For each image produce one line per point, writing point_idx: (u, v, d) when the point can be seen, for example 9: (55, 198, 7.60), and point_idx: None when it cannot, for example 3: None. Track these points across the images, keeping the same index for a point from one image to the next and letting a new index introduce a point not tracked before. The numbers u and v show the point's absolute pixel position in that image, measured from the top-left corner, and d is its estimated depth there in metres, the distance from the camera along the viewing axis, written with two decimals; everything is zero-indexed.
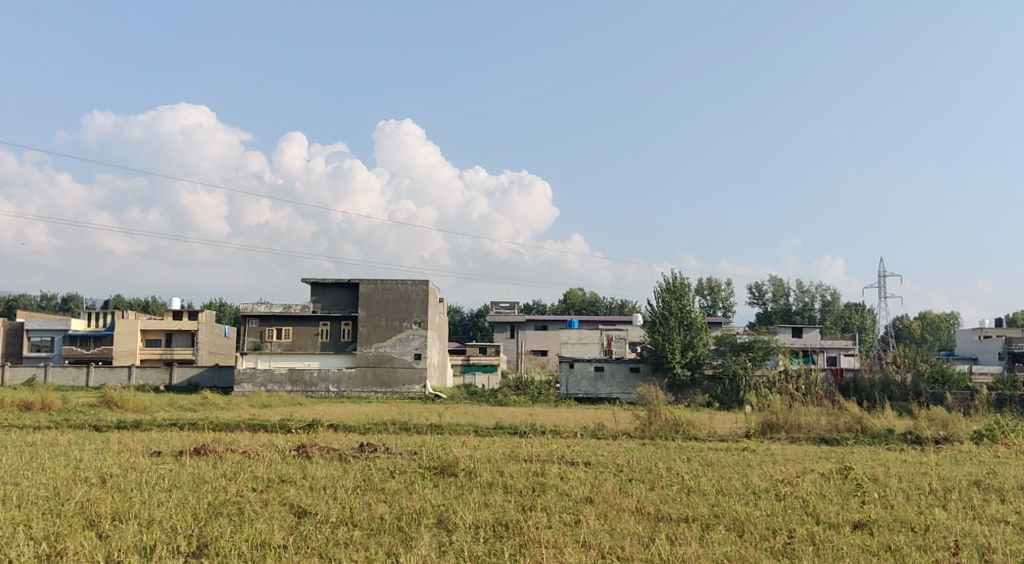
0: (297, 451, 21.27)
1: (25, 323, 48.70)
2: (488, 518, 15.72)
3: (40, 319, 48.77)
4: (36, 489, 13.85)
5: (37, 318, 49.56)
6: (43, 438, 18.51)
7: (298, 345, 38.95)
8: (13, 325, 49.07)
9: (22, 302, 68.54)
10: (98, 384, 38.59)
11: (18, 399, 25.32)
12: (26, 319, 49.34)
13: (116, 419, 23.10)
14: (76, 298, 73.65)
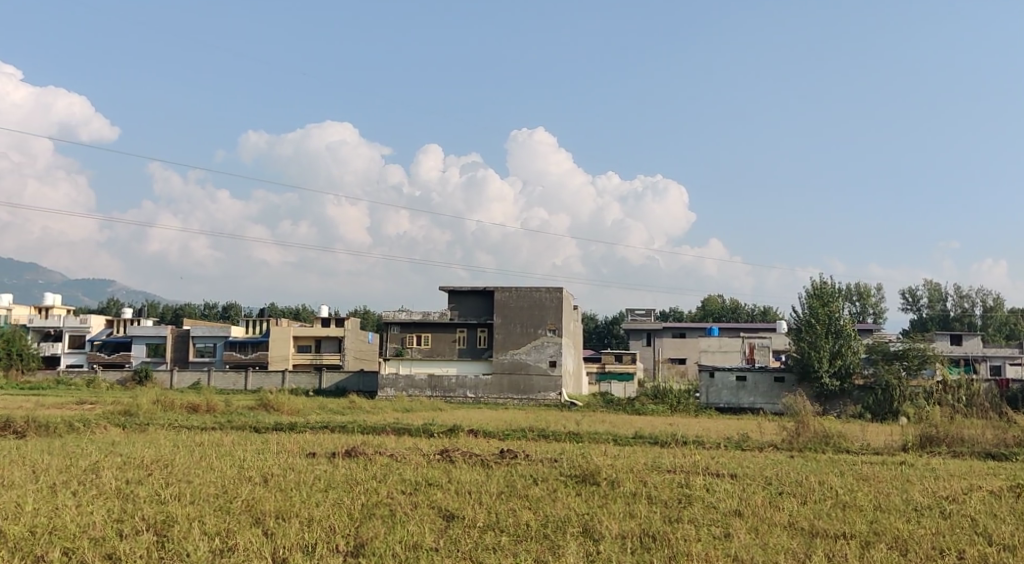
0: (441, 455, 21.54)
1: (190, 330, 50.93)
2: (635, 529, 15.52)
3: (202, 325, 51.15)
4: (205, 486, 14.42)
5: (200, 325, 51.85)
6: (210, 438, 19.38)
7: (436, 351, 39.55)
8: (180, 332, 51.18)
9: (186, 309, 72.04)
10: (254, 388, 40.12)
11: (185, 401, 26.61)
12: (189, 327, 51.71)
13: (272, 421, 23.98)
14: (233, 304, 76.78)
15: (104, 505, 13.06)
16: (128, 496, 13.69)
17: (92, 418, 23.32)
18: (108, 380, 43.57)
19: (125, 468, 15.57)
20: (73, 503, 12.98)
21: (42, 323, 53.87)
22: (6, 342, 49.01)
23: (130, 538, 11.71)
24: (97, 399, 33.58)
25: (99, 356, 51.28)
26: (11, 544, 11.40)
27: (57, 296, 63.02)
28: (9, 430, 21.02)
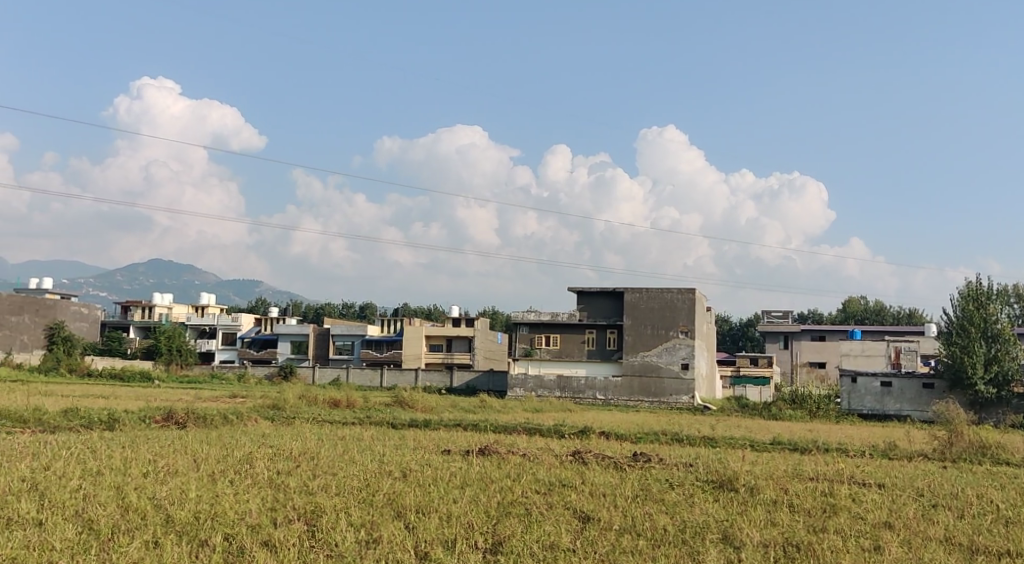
0: (573, 456, 21.30)
1: (330, 328, 52.35)
2: (777, 537, 14.93)
3: (342, 324, 52.63)
4: (349, 479, 14.65)
5: (339, 324, 53.32)
6: (351, 433, 19.77)
7: (565, 352, 39.38)
8: (320, 329, 52.70)
9: (325, 307, 74.17)
10: (389, 386, 40.78)
11: (326, 396, 27.26)
12: (330, 326, 53.13)
13: (408, 418, 24.32)
14: (370, 304, 78.58)
15: (257, 493, 13.36)
16: (279, 486, 13.97)
17: (243, 411, 24.10)
18: (255, 375, 45.23)
19: (274, 459, 15.94)
20: (231, 491, 13.33)
21: (197, 320, 56.40)
22: (166, 339, 51.93)
23: (283, 527, 11.91)
24: (247, 393, 34.80)
25: (247, 352, 53.24)
26: (177, 528, 11.72)
27: (212, 295, 65.91)
28: (169, 421, 21.93)
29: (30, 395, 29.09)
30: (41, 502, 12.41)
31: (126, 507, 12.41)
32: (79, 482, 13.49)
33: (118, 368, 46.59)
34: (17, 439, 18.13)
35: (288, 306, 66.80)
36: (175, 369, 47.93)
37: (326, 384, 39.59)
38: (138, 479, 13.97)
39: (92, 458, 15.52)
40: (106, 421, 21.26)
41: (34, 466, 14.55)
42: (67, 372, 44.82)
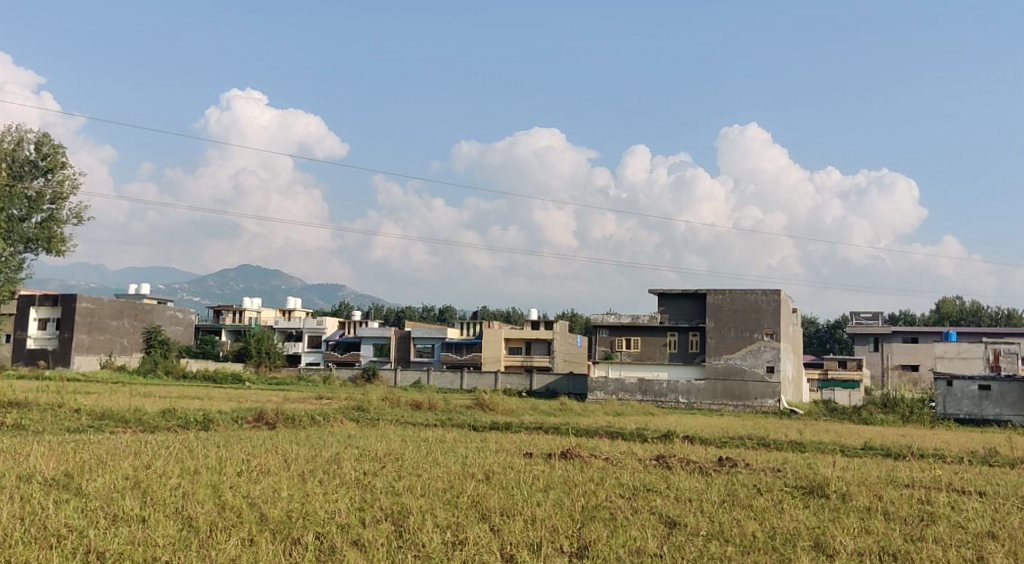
0: (657, 461, 20.90)
1: (411, 331, 52.71)
2: (873, 546, 14.34)
3: (422, 327, 53.00)
4: (434, 481, 14.60)
5: (419, 327, 53.66)
6: (435, 435, 19.86)
7: (646, 355, 39.19)
8: (401, 332, 53.07)
9: (406, 311, 74.80)
10: (469, 388, 40.82)
11: (409, 398, 27.37)
12: (411, 329, 53.48)
13: (490, 420, 24.23)
14: (451, 308, 79.01)
15: (346, 493, 13.36)
16: (366, 487, 13.96)
17: (329, 412, 24.30)
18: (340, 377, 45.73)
19: (361, 460, 15.95)
20: (321, 491, 13.35)
21: (284, 323, 57.36)
22: (255, 342, 52.92)
23: (372, 527, 11.86)
24: (333, 395, 35.15)
25: (331, 355, 53.90)
26: (272, 526, 11.74)
27: (298, 299, 66.99)
28: (260, 422, 22.21)
29: (128, 396, 29.84)
30: (143, 500, 12.54)
31: (222, 505, 12.48)
32: (177, 481, 13.63)
33: (211, 370, 47.60)
34: (117, 437, 18.54)
35: (370, 309, 67.53)
36: (264, 372, 48.76)
37: (408, 386, 39.83)
38: (232, 478, 14.08)
39: (188, 457, 15.72)
40: (199, 421, 21.63)
41: (135, 464, 14.77)
42: (163, 374, 45.97)
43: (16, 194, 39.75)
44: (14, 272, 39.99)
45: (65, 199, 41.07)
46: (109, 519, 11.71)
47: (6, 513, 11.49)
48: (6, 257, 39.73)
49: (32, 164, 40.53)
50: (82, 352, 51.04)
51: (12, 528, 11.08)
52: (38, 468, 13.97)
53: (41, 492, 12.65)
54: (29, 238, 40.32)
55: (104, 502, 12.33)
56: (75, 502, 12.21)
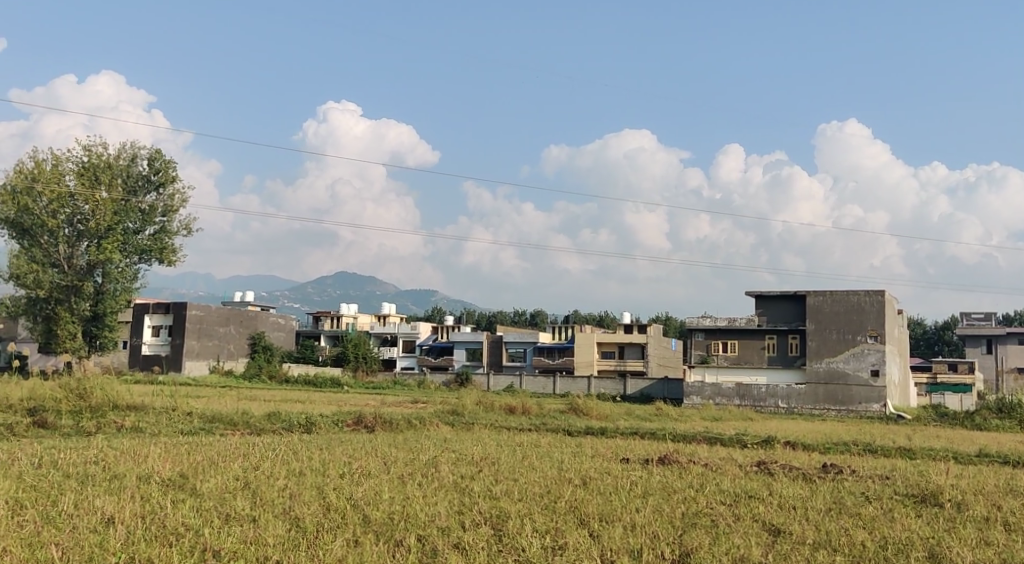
0: (758, 467, 20.26)
1: (504, 335, 52.71)
2: (994, 558, 13.54)
3: (515, 332, 52.97)
4: (531, 486, 14.37)
5: (512, 331, 53.67)
6: (531, 440, 19.84)
7: (744, 359, 38.46)
8: (493, 337, 53.11)
9: (498, 316, 75.01)
10: (562, 393, 40.52)
11: (503, 403, 27.27)
12: (504, 333, 53.44)
13: (584, 425, 23.93)
14: (543, 313, 78.94)
15: (445, 497, 13.22)
16: (465, 490, 13.80)
17: (425, 416, 24.33)
18: (435, 382, 45.94)
19: (458, 464, 15.80)
20: (421, 493, 13.24)
21: (379, 329, 57.98)
22: (353, 347, 53.66)
23: (472, 530, 11.67)
24: (430, 399, 35.27)
25: (426, 360, 54.28)
26: (375, 528, 11.65)
27: (393, 305, 67.64)
28: (359, 425, 22.35)
29: (233, 399, 30.48)
30: (253, 500, 12.60)
31: (327, 506, 12.45)
32: (284, 482, 13.69)
33: (312, 375, 48.35)
34: (224, 439, 18.84)
35: (463, 314, 67.80)
36: (362, 376, 49.31)
37: (502, 391, 39.78)
38: (336, 480, 14.08)
39: (293, 459, 15.81)
40: (301, 423, 21.85)
41: (245, 465, 14.91)
42: (268, 378, 46.89)
43: (131, 207, 41.03)
44: (128, 281, 41.37)
45: (176, 212, 42.22)
46: (222, 518, 11.76)
47: (128, 511, 11.59)
48: (122, 268, 40.92)
49: (146, 178, 41.79)
50: (192, 358, 52.46)
51: (133, 525, 11.18)
52: (155, 468, 14.19)
53: (157, 491, 12.80)
54: (143, 249, 41.51)
55: (217, 502, 12.42)
56: (190, 502, 12.30)
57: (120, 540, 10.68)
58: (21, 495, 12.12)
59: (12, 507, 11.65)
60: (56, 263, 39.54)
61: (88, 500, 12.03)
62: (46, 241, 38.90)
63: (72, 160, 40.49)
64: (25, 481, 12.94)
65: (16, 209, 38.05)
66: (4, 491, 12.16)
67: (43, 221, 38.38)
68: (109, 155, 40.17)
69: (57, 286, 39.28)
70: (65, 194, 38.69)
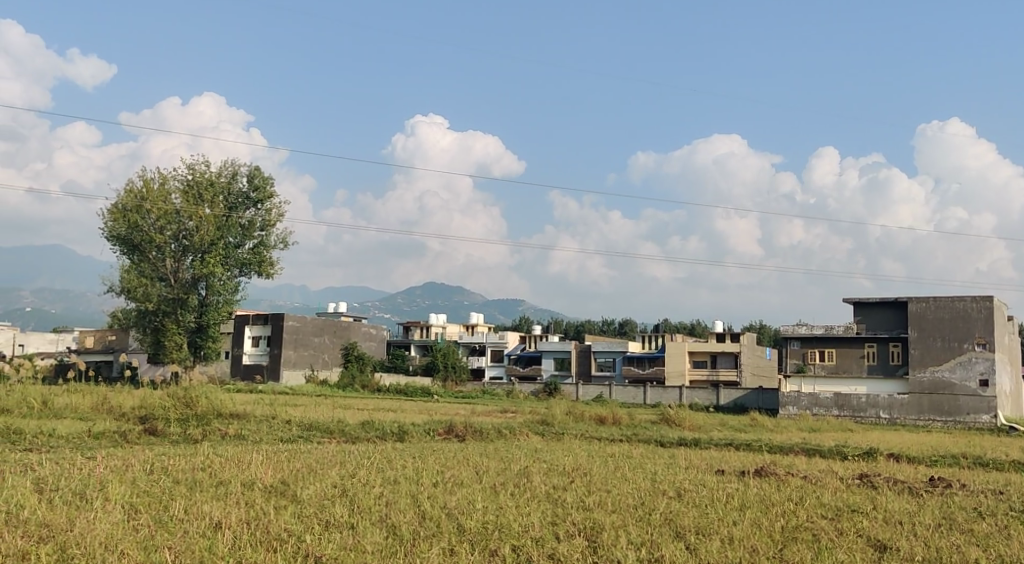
0: (860, 480, 19.46)
1: (592, 345, 52.24)
2: None
3: (605, 342, 52.47)
4: (625, 497, 14.01)
5: (601, 341, 53.16)
6: (623, 450, 19.46)
7: (842, 368, 37.30)
8: (581, 346, 52.67)
9: (587, 325, 74.54)
10: (654, 403, 39.91)
11: (593, 413, 26.92)
12: (592, 343, 52.98)
13: (677, 436, 23.42)
14: (632, 322, 78.18)
15: (538, 507, 12.95)
16: (557, 501, 13.50)
17: (516, 425, 24.19)
18: (524, 391, 45.74)
19: (550, 474, 15.53)
20: (514, 504, 12.99)
21: (467, 338, 58.15)
22: (443, 356, 53.93)
23: (566, 541, 11.37)
24: (520, 408, 35.09)
25: (514, 370, 54.16)
26: (470, 537, 11.44)
27: (481, 315, 67.71)
28: (451, 434, 22.26)
29: (331, 408, 30.80)
30: (351, 507, 12.53)
31: (423, 514, 12.31)
32: (380, 490, 13.62)
33: (404, 384, 48.69)
34: (322, 447, 18.94)
35: (551, 323, 67.51)
36: (452, 386, 49.44)
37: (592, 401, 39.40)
38: (430, 488, 13.94)
39: (388, 467, 15.74)
40: (394, 432, 21.87)
41: (341, 473, 14.88)
42: (360, 388, 47.36)
43: (232, 223, 42.02)
44: (230, 293, 41.95)
45: (273, 226, 43.07)
46: (322, 524, 11.71)
47: (234, 517, 11.60)
48: (225, 281, 41.65)
49: (245, 195, 42.74)
50: (290, 367, 53.39)
51: (239, 531, 11.17)
52: (259, 475, 14.25)
53: (260, 497, 12.82)
54: (244, 262, 42.37)
55: (317, 508, 12.37)
56: (292, 508, 12.28)
57: (227, 545, 10.66)
58: (135, 499, 12.23)
59: (126, 511, 11.75)
60: (162, 277, 40.58)
61: (197, 506, 12.09)
62: (154, 256, 40.06)
63: (176, 179, 41.82)
64: (138, 485, 13.09)
65: (127, 227, 39.26)
66: (120, 496, 12.30)
67: (152, 237, 39.59)
68: (211, 173, 41.39)
69: (165, 299, 40.37)
70: (172, 212, 40.07)
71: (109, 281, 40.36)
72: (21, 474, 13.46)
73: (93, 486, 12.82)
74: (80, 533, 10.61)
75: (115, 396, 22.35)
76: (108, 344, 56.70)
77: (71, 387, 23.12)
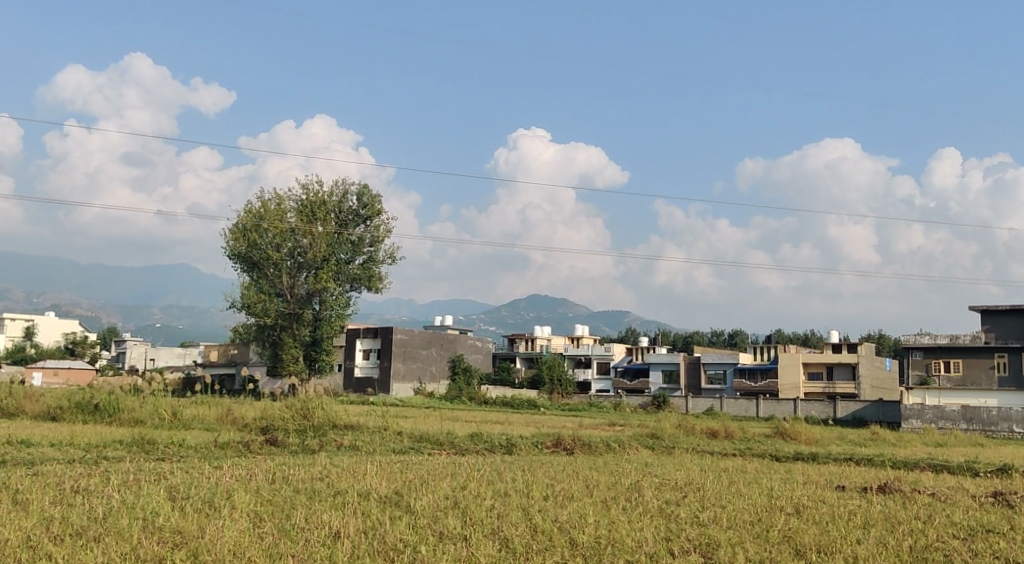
0: (992, 498, 18.29)
1: (702, 356, 51.17)
2: None
3: (715, 353, 51.36)
4: (740, 513, 13.43)
5: (711, 353, 52.02)
6: (735, 465, 18.79)
7: (970, 380, 35.83)
8: (691, 358, 51.67)
9: (697, 337, 73.20)
10: (767, 416, 38.78)
11: (705, 426, 26.20)
12: (701, 354, 51.89)
13: (794, 450, 22.53)
14: (743, 333, 76.43)
15: (651, 522, 12.49)
16: (670, 516, 13.01)
17: (625, 439, 23.71)
18: (632, 404, 45.08)
19: (662, 489, 15.00)
20: (626, 518, 12.57)
21: (574, 351, 57.70)
22: (548, 369, 53.66)
23: (682, 557, 10.92)
24: (630, 422, 34.54)
25: (622, 382, 53.50)
26: (583, 551, 11.08)
27: (587, 326, 67.09)
28: (559, 447, 21.92)
29: (441, 420, 30.86)
30: (463, 519, 12.30)
31: (534, 528, 11.99)
32: (491, 502, 13.37)
33: (510, 397, 48.56)
34: (432, 458, 18.85)
35: (658, 334, 66.49)
36: (559, 398, 49.11)
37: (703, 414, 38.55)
38: (540, 502, 13.60)
39: (498, 480, 15.48)
40: (503, 445, 21.65)
41: (453, 485, 14.70)
42: (467, 400, 47.43)
43: (343, 239, 42.71)
44: (343, 308, 42.59)
45: (382, 242, 43.53)
46: (435, 535, 11.50)
47: (352, 526, 11.49)
48: (338, 296, 42.32)
49: (354, 213, 43.40)
50: (399, 380, 53.99)
51: (357, 540, 11.05)
52: (374, 485, 14.18)
53: (376, 508, 12.71)
54: (354, 277, 42.95)
55: (430, 520, 12.17)
56: (406, 519, 12.12)
57: (347, 554, 10.55)
58: (260, 508, 12.26)
59: (250, 519, 11.77)
60: (279, 292, 41.42)
61: (317, 515, 12.05)
62: (272, 273, 40.94)
63: (291, 198, 42.83)
64: (261, 494, 13.15)
65: (246, 245, 40.50)
66: (246, 504, 12.36)
67: (269, 255, 40.50)
68: (324, 193, 42.25)
69: (282, 313, 41.20)
70: (287, 230, 41.07)
71: (231, 297, 41.41)
72: (155, 482, 13.70)
73: (220, 494, 12.93)
74: (210, 539, 10.63)
75: (238, 408, 22.75)
76: (229, 357, 58.39)
77: (198, 399, 23.65)
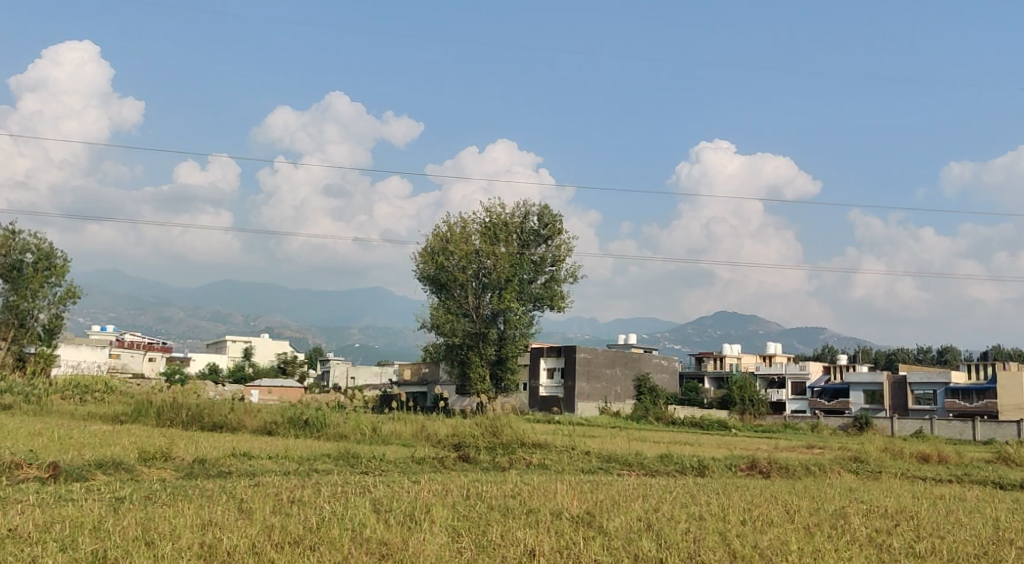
0: None
1: (908, 376, 48.09)
2: None
3: (922, 372, 48.15)
4: (962, 545, 12.12)
5: (917, 371, 48.80)
6: (953, 492, 17.18)
7: None
8: (896, 377, 48.66)
9: (900, 354, 69.08)
10: (986, 440, 35.91)
11: (915, 449, 24.35)
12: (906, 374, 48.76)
13: (1020, 477, 20.44)
14: (952, 350, 71.57)
15: (861, 552, 11.43)
16: (881, 546, 11.89)
17: (826, 462, 22.29)
18: (830, 426, 42.81)
19: (871, 516, 13.81)
20: (833, 547, 11.57)
21: (766, 370, 55.57)
22: (738, 389, 51.89)
23: None
24: (830, 444, 32.64)
25: (819, 403, 50.98)
26: None
27: (779, 343, 64.57)
28: (754, 470, 20.80)
29: (629, 440, 30.19)
30: (659, 542, 11.65)
31: (734, 553, 11.19)
32: (687, 525, 12.66)
33: (699, 417, 47.20)
34: (622, 479, 18.24)
35: (857, 350, 63.07)
36: (751, 419, 47.30)
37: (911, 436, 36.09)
38: (739, 527, 12.77)
39: (692, 503, 14.72)
40: (695, 466, 20.77)
41: (646, 507, 14.06)
42: (655, 420, 46.43)
43: (525, 259, 42.80)
44: (526, 327, 42.41)
45: (564, 261, 43.33)
46: (631, 558, 10.91)
47: (547, 545, 11.06)
48: (521, 315, 42.23)
49: (536, 233, 43.46)
50: (585, 399, 53.65)
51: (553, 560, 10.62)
52: (565, 504, 13.72)
53: (568, 527, 12.26)
54: (537, 297, 42.89)
55: (625, 541, 11.59)
56: (600, 540, 11.59)
57: None
58: (457, 523, 12.03)
59: (449, 534, 11.55)
60: (466, 312, 41.97)
61: (512, 532, 11.70)
62: (459, 294, 41.73)
63: (476, 221, 43.61)
64: (457, 509, 12.96)
65: (435, 267, 41.64)
66: (444, 519, 12.17)
67: (455, 277, 41.56)
68: (506, 215, 42.64)
69: (469, 333, 41.73)
70: (472, 252, 41.78)
71: (421, 317, 42.34)
72: (360, 495, 13.78)
73: (419, 508, 12.82)
74: (414, 552, 10.47)
75: (432, 424, 22.89)
76: (423, 376, 59.72)
77: (396, 415, 23.98)
